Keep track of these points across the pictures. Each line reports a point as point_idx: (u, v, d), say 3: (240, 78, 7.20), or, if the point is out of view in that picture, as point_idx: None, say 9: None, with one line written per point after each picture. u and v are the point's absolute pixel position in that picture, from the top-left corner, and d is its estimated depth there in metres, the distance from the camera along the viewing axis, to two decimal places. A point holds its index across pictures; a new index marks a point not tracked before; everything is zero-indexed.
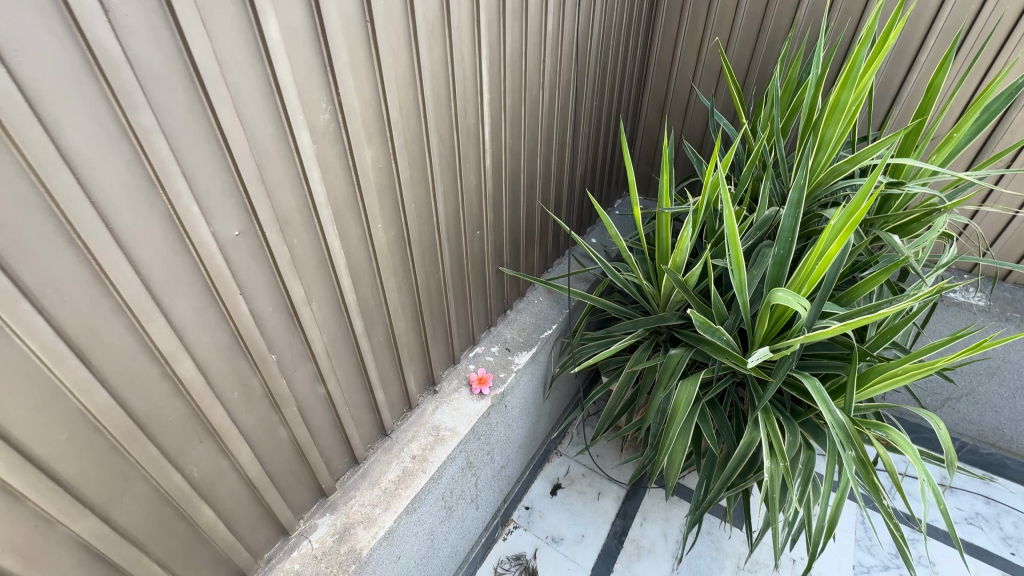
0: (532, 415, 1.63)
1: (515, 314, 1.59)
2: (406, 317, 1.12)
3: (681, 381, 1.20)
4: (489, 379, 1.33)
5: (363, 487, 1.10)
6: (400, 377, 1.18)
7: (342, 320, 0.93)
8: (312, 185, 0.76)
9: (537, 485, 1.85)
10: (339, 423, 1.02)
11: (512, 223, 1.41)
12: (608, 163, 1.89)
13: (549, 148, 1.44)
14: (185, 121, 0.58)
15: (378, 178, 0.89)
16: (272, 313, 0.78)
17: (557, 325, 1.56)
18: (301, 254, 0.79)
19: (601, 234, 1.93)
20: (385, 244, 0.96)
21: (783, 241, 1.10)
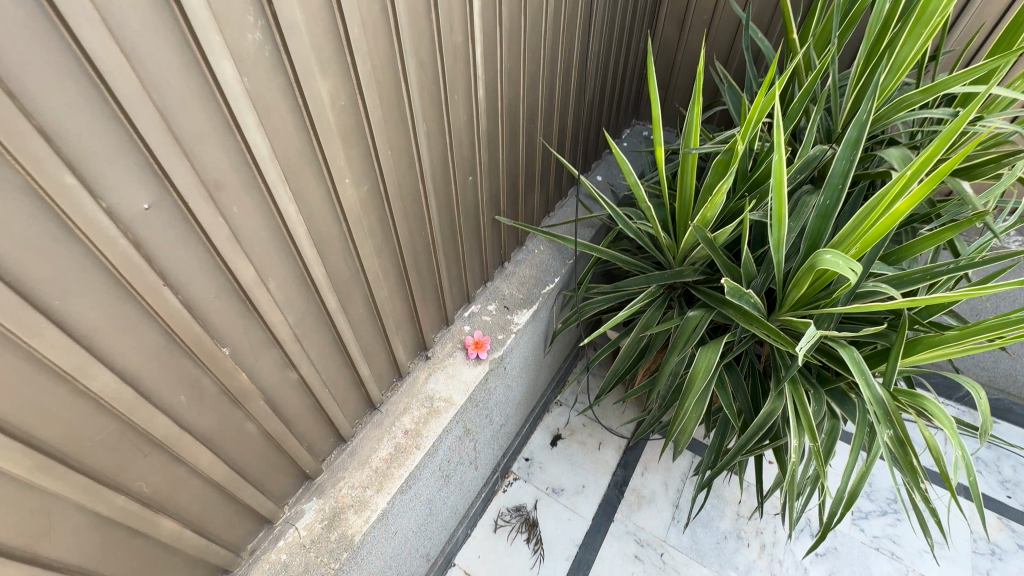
0: (532, 372, 1.54)
1: (513, 266, 1.44)
2: (389, 283, 0.97)
3: (701, 348, 1.08)
4: (486, 342, 1.21)
5: (352, 467, 1.01)
6: (387, 348, 1.05)
7: (309, 297, 0.78)
8: (247, 136, 0.57)
9: (536, 437, 1.81)
10: (319, 406, 0.90)
11: (509, 164, 1.21)
12: (619, 87, 1.64)
13: (552, 71, 1.20)
14: (28, 49, 0.39)
15: (341, 120, 0.69)
16: (216, 301, 0.63)
17: (559, 278, 1.42)
18: (246, 225, 0.62)
19: (607, 170, 1.73)
20: (357, 202, 0.78)
21: (833, 190, 0.94)
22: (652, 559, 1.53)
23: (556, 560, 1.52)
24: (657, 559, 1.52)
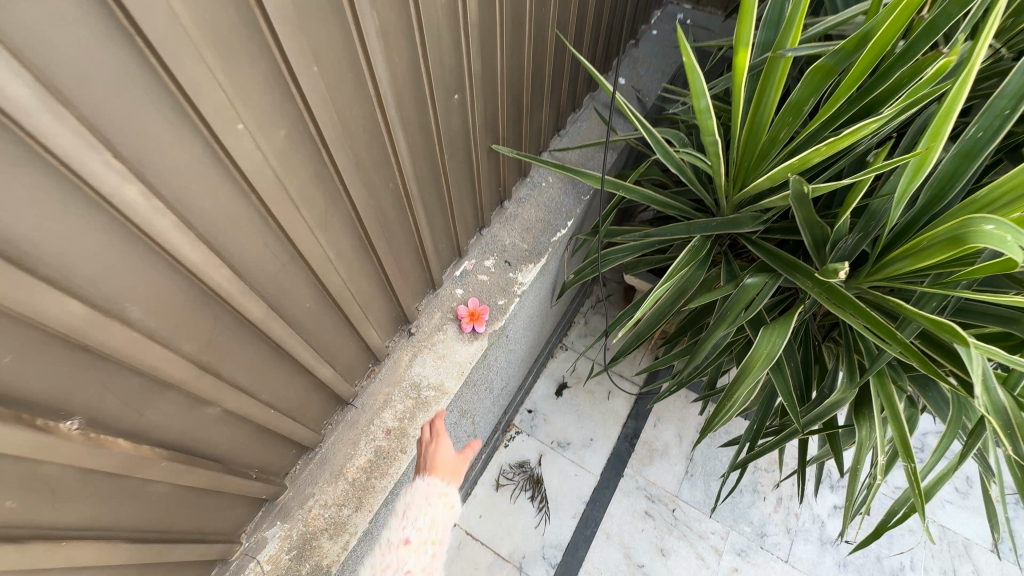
0: (536, 328, 1.32)
1: (514, 206, 1.14)
2: (348, 260, 0.69)
3: (763, 329, 0.84)
4: (484, 313, 0.97)
5: (322, 482, 0.82)
6: (354, 336, 0.80)
7: (216, 309, 0.51)
8: None
9: (539, 386, 1.65)
10: (264, 430, 0.68)
11: (511, 70, 0.86)
12: None
13: None
14: None
15: (213, 16, 0.37)
16: (20, 364, 0.37)
17: (573, 222, 1.13)
18: (43, 233, 0.34)
19: (632, 70, 1.34)
20: (275, 159, 0.48)
21: (992, 115, 0.64)
22: (664, 515, 1.45)
23: (562, 519, 1.44)
24: (669, 516, 1.45)
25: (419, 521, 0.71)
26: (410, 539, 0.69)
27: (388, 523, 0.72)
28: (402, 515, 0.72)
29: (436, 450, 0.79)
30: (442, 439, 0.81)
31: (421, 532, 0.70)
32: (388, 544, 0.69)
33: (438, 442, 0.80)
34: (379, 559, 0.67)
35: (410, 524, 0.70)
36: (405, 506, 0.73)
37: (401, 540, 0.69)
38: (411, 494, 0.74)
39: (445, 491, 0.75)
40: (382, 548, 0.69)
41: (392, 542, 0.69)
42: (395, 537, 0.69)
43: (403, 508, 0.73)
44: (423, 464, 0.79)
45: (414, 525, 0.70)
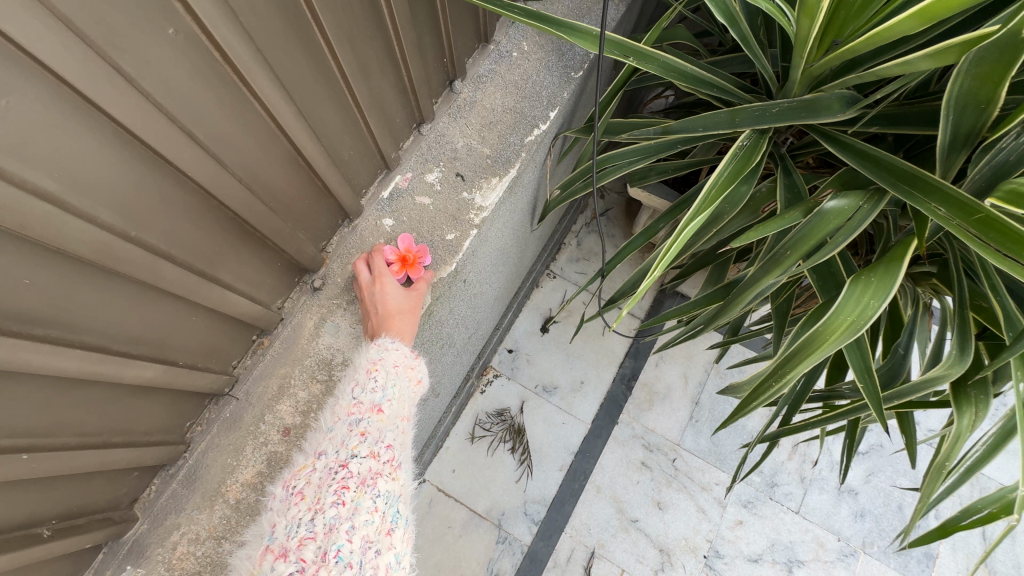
0: (512, 260, 1.01)
1: (472, 89, 0.77)
2: (117, 191, 0.37)
3: (848, 279, 0.54)
4: (422, 255, 0.67)
5: (190, 508, 0.57)
6: (198, 309, 0.50)
7: None
8: None
9: (522, 321, 1.38)
10: (29, 478, 0.41)
11: None
12: None
13: None
14: None
15: None
16: None
17: (558, 113, 0.77)
18: None
19: None
20: None
21: None
22: (663, 466, 1.27)
23: (548, 472, 1.26)
24: (669, 466, 1.27)
25: (389, 389, 0.59)
26: (385, 411, 0.58)
27: (348, 384, 0.59)
28: (367, 376, 0.59)
29: (385, 294, 0.62)
30: (389, 279, 0.63)
31: (396, 403, 0.59)
32: (358, 408, 0.57)
33: (384, 284, 0.62)
34: (349, 425, 0.56)
35: (381, 391, 0.58)
36: (369, 364, 0.59)
37: (375, 409, 0.57)
38: (375, 352, 0.60)
39: (410, 346, 0.63)
40: (349, 410, 0.57)
41: (364, 407, 0.57)
42: (366, 401, 0.57)
43: (366, 367, 0.59)
44: (371, 314, 0.63)
45: (387, 394, 0.59)
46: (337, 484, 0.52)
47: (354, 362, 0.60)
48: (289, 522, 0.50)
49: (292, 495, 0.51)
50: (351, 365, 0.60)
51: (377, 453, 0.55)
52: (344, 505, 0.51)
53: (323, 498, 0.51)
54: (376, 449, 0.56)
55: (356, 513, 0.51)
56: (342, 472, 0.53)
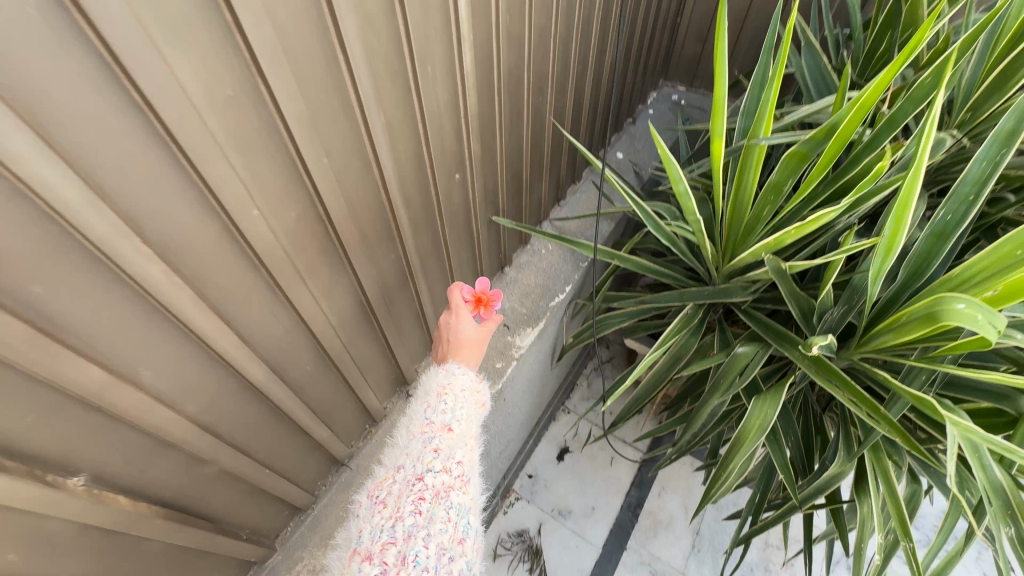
0: (537, 390, 1.32)
1: (515, 272, 1.19)
2: (350, 326, 0.73)
3: (756, 397, 0.85)
4: (495, 300, 0.84)
5: (312, 545, 0.80)
6: (353, 398, 0.82)
7: (224, 373, 0.55)
8: (29, 174, 0.32)
9: (541, 450, 1.62)
10: (259, 489, 0.70)
11: (511, 150, 0.94)
12: (648, 37, 1.32)
13: (567, 26, 0.91)
14: None
15: (237, 126, 0.43)
16: (50, 426, 0.41)
17: (571, 287, 1.17)
18: (77, 312, 0.39)
19: (629, 145, 1.44)
20: (280, 236, 0.53)
21: (959, 197, 0.68)
22: None
23: None
24: None
25: (456, 414, 0.70)
26: (453, 433, 0.68)
27: (421, 408, 0.71)
28: (436, 403, 0.70)
29: (458, 326, 0.80)
30: (464, 314, 0.81)
31: (461, 427, 0.69)
32: (429, 430, 0.67)
33: (459, 318, 0.81)
34: (424, 443, 0.66)
35: (449, 416, 0.69)
36: (439, 389, 0.72)
37: (444, 430, 0.67)
38: (445, 376, 0.74)
39: (474, 373, 0.77)
40: (423, 430, 0.68)
41: (434, 428, 0.67)
42: (436, 424, 0.68)
43: (436, 394, 0.72)
44: (447, 342, 0.81)
45: (453, 419, 0.69)
46: (414, 495, 0.61)
47: (424, 392, 0.73)
48: (375, 525, 0.60)
49: (377, 503, 0.62)
50: (424, 391, 0.74)
51: (447, 469, 0.64)
52: (421, 514, 0.60)
53: (403, 506, 0.60)
54: (447, 465, 0.65)
55: (431, 523, 0.60)
56: (418, 485, 0.62)
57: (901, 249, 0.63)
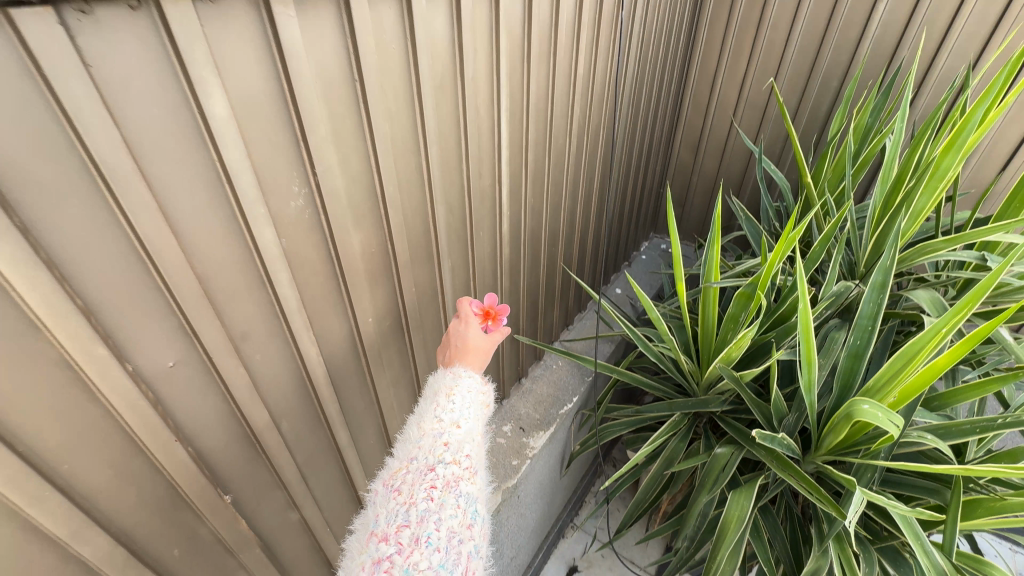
0: (546, 498, 1.43)
1: (529, 384, 1.41)
2: (404, 412, 0.94)
3: (733, 492, 1.00)
4: (505, 311, 0.71)
5: None
6: None
7: (322, 433, 0.76)
8: (279, 289, 0.59)
9: (549, 569, 1.64)
10: (317, 546, 0.84)
11: (531, 285, 1.23)
12: (636, 205, 1.72)
13: (574, 200, 1.27)
14: (87, 240, 0.41)
15: (371, 266, 0.72)
16: (228, 450, 0.62)
17: (578, 397, 1.37)
18: (266, 373, 0.63)
19: (626, 283, 1.75)
20: (376, 335, 0.78)
21: (860, 329, 0.91)
22: None
23: None
24: None
25: (465, 411, 0.62)
26: (463, 427, 0.60)
27: (429, 406, 0.62)
28: (445, 402, 0.62)
29: (465, 332, 0.68)
30: (473, 321, 0.69)
31: (471, 421, 0.62)
32: (439, 423, 0.60)
33: (467, 323, 0.68)
34: (433, 438, 0.59)
35: (459, 411, 0.61)
36: (446, 390, 0.62)
37: (454, 425, 0.60)
38: (451, 379, 0.64)
39: (481, 377, 0.66)
40: (431, 426, 0.60)
41: (444, 423, 0.60)
42: (446, 418, 0.60)
43: (444, 392, 0.62)
44: (451, 349, 0.68)
45: (464, 416, 0.61)
46: (426, 483, 0.55)
47: (430, 391, 0.64)
48: (390, 511, 0.55)
49: (391, 491, 0.56)
50: (430, 391, 0.64)
51: (457, 460, 0.58)
52: (433, 500, 0.55)
53: (415, 493, 0.55)
54: (457, 456, 0.58)
55: (442, 509, 0.55)
56: (429, 474, 0.56)
57: (817, 365, 0.87)
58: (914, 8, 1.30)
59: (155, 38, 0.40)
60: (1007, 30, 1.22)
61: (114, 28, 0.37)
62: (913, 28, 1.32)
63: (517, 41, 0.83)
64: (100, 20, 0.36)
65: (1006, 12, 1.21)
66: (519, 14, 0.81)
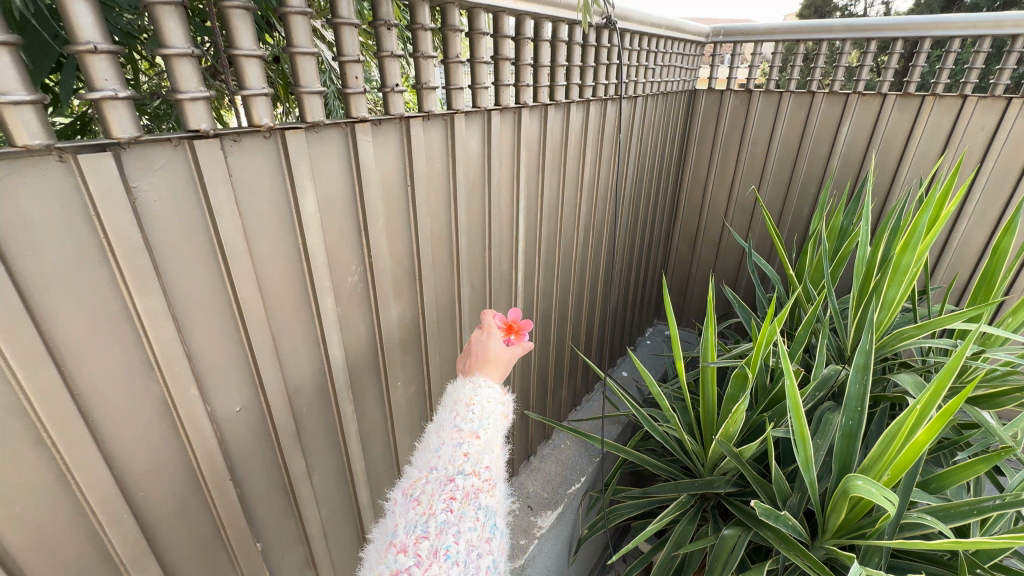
0: None
1: (538, 462, 1.43)
2: None
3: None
4: (530, 327, 0.63)
5: None
6: None
7: (345, 490, 0.81)
8: (330, 349, 0.69)
9: None
10: None
11: (541, 363, 1.32)
12: (639, 294, 1.85)
13: (581, 286, 1.40)
14: (201, 299, 0.53)
15: (404, 334, 0.83)
16: (266, 497, 0.68)
17: (586, 477, 1.39)
18: (308, 425, 0.71)
19: (631, 367, 1.82)
20: (402, 398, 0.87)
21: (850, 409, 0.97)
22: None
23: None
24: None
25: (488, 420, 0.50)
26: (485, 437, 0.49)
27: (446, 412, 0.51)
28: (464, 410, 0.51)
29: (485, 341, 0.57)
30: (496, 332, 0.58)
31: (495, 431, 0.50)
32: (458, 433, 0.49)
33: (489, 333, 0.57)
34: (452, 445, 0.48)
35: (480, 420, 0.50)
36: (466, 397, 0.51)
37: (475, 435, 0.49)
38: (470, 386, 0.53)
39: (503, 388, 0.54)
40: (450, 433, 0.49)
41: (464, 432, 0.49)
42: (466, 427, 0.49)
43: (465, 396, 0.52)
44: (468, 359, 0.57)
45: (486, 425, 0.50)
46: (445, 494, 0.45)
47: (447, 401, 0.53)
48: (407, 522, 0.45)
49: (409, 501, 0.46)
50: (448, 397, 0.53)
51: (479, 470, 0.47)
52: (453, 512, 0.44)
53: (434, 504, 0.44)
54: (478, 467, 0.47)
55: (463, 522, 0.44)
56: (449, 484, 0.45)
57: (810, 442, 0.92)
58: (872, 131, 1.52)
59: (276, 156, 0.55)
60: (955, 149, 1.41)
61: (252, 149, 0.53)
62: (874, 146, 1.53)
63: (534, 155, 1.01)
64: (244, 145, 0.52)
65: (951, 136, 1.42)
66: (537, 135, 1.00)
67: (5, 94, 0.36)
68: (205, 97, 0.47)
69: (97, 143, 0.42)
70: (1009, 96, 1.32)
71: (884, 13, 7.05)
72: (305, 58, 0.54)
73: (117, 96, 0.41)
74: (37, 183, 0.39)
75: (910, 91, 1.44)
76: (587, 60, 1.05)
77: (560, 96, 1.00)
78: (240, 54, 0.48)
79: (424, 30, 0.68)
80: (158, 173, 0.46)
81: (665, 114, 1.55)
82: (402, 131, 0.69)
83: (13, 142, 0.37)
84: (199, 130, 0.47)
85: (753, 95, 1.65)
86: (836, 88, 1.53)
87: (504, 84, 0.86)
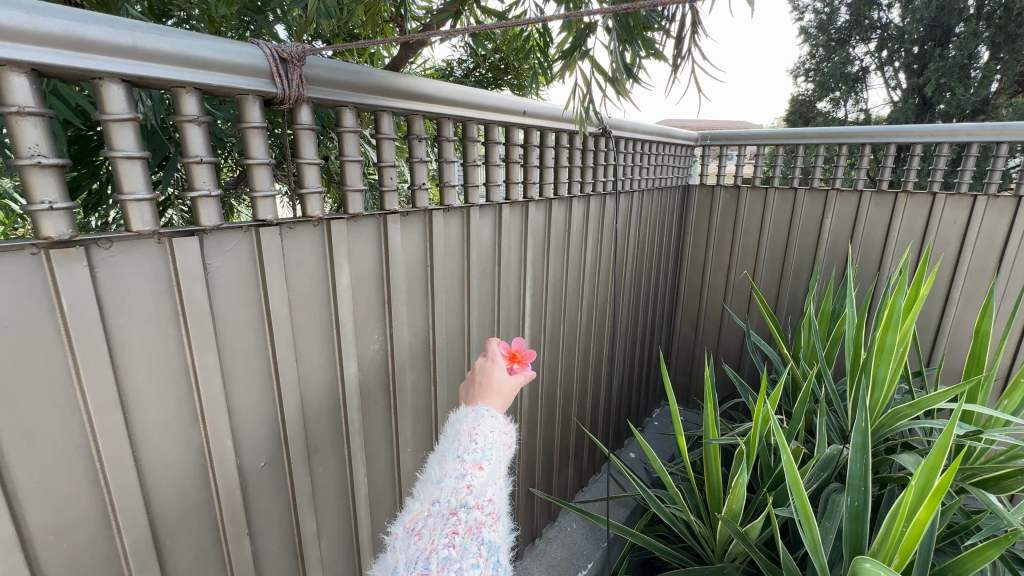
0: None
1: (543, 546, 1.39)
2: None
3: None
4: (531, 356, 0.69)
5: None
6: None
7: (350, 555, 0.83)
8: (349, 412, 0.76)
9: None
10: None
11: (547, 439, 1.34)
12: (644, 374, 1.89)
13: (586, 364, 1.46)
14: (245, 359, 0.61)
15: (416, 400, 0.89)
16: (276, 557, 0.70)
17: (593, 563, 1.34)
18: (322, 485, 0.75)
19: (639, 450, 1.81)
20: (411, 465, 0.91)
21: (855, 489, 0.97)
22: None
23: None
24: None
25: (489, 452, 0.55)
26: (487, 468, 0.53)
27: (449, 445, 0.56)
28: (467, 441, 0.55)
29: (491, 370, 0.63)
30: (500, 361, 0.65)
31: (496, 462, 0.55)
32: (461, 464, 0.53)
33: (493, 362, 0.64)
34: (456, 479, 0.52)
35: (483, 451, 0.55)
36: (469, 428, 0.56)
37: (478, 466, 0.53)
38: (473, 418, 0.58)
39: (505, 417, 0.60)
40: (453, 467, 0.53)
41: (466, 464, 0.53)
42: (468, 458, 0.54)
43: (468, 430, 0.56)
44: (473, 389, 0.62)
45: (487, 457, 0.54)
46: (447, 528, 0.49)
47: (450, 430, 0.58)
48: (409, 557, 0.48)
49: (411, 535, 0.50)
50: (450, 429, 0.58)
51: (481, 504, 0.51)
52: (455, 547, 0.47)
53: (436, 539, 0.48)
54: (480, 501, 0.51)
55: (464, 558, 0.47)
56: (451, 518, 0.49)
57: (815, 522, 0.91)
58: (853, 224, 1.64)
59: (321, 240, 0.66)
60: (931, 239, 1.52)
61: (303, 233, 0.64)
62: (857, 236, 1.64)
63: (540, 240, 1.13)
64: (297, 232, 0.63)
65: (928, 227, 1.53)
66: (543, 224, 1.12)
67: (132, 193, 0.47)
68: (273, 195, 0.59)
69: (186, 229, 0.52)
70: (974, 195, 1.45)
71: (867, 118, 7.64)
72: (351, 164, 0.67)
73: (209, 194, 0.53)
74: (138, 259, 0.49)
75: (884, 188, 1.59)
76: (586, 162, 1.20)
77: (563, 192, 1.15)
78: (304, 162, 0.61)
79: (447, 141, 0.82)
80: (228, 252, 0.57)
81: (660, 207, 1.70)
82: (426, 221, 0.82)
83: (129, 228, 0.48)
84: (265, 220, 0.59)
85: (740, 190, 1.82)
86: (815, 185, 1.69)
87: (514, 182, 1.00)
